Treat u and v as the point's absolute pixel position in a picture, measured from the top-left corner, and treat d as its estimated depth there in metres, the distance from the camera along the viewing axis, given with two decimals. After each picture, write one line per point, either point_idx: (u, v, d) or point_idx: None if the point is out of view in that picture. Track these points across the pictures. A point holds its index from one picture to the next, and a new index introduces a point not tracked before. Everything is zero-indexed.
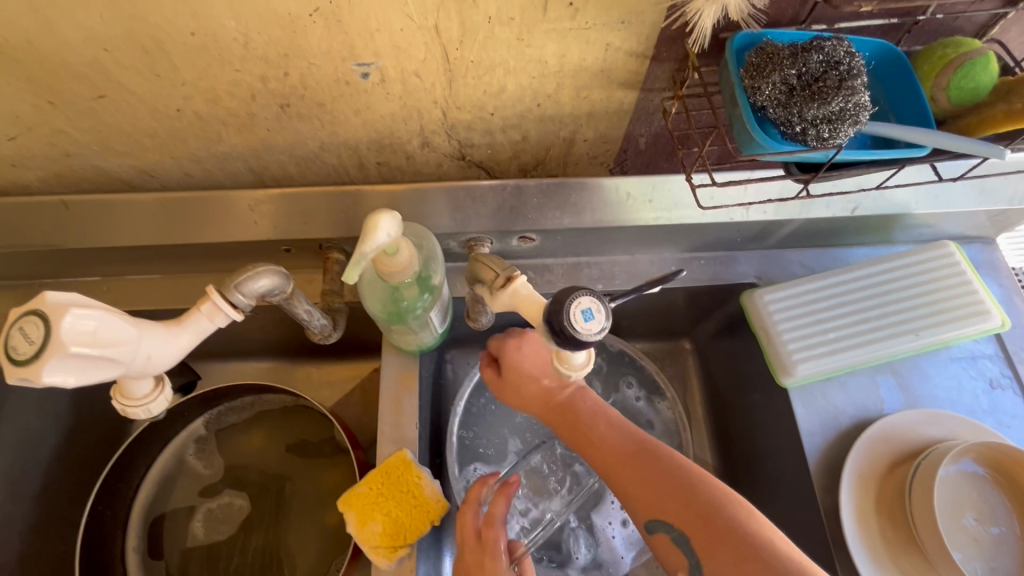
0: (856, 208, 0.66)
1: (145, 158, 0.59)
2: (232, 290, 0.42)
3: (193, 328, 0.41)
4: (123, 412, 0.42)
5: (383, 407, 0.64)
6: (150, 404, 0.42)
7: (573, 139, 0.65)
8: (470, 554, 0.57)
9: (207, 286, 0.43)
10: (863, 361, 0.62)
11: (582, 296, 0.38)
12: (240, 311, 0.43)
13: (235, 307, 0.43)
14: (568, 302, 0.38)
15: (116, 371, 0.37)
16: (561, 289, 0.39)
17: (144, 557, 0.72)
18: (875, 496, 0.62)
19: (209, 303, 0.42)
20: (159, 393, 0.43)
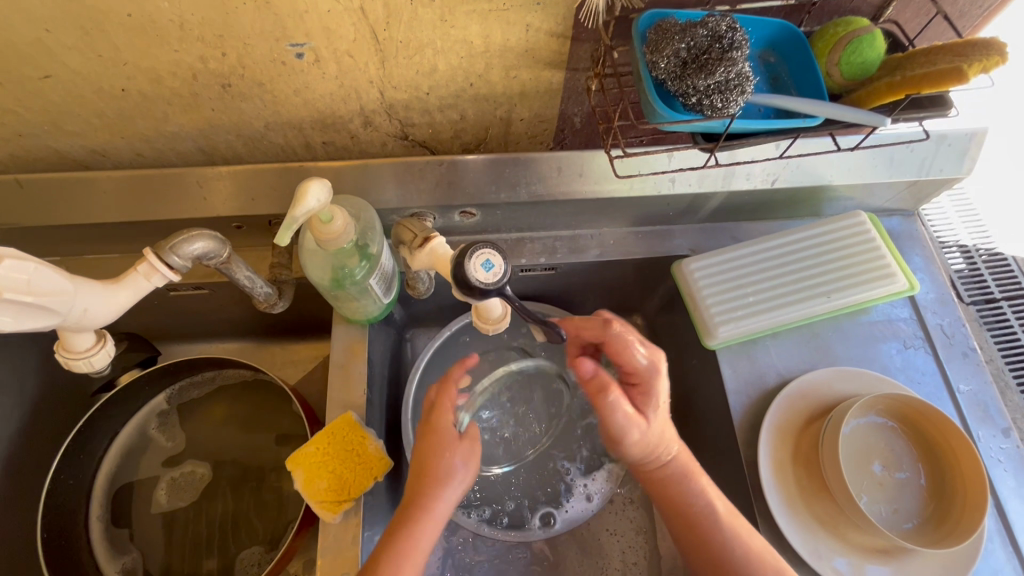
0: (775, 180, 0.70)
1: (97, 139, 0.62)
2: (168, 252, 0.46)
3: (130, 287, 0.45)
4: (65, 363, 0.46)
5: (332, 373, 0.68)
6: (91, 356, 0.46)
7: (509, 118, 0.69)
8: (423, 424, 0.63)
9: (144, 248, 0.46)
10: (779, 323, 0.68)
11: (481, 249, 0.42)
12: (177, 272, 0.47)
13: (172, 269, 0.47)
14: (468, 255, 0.42)
15: (52, 321, 0.41)
16: (463, 244, 0.43)
17: (107, 525, 0.75)
18: (793, 449, 0.67)
19: (145, 264, 0.46)
20: (100, 348, 0.47)
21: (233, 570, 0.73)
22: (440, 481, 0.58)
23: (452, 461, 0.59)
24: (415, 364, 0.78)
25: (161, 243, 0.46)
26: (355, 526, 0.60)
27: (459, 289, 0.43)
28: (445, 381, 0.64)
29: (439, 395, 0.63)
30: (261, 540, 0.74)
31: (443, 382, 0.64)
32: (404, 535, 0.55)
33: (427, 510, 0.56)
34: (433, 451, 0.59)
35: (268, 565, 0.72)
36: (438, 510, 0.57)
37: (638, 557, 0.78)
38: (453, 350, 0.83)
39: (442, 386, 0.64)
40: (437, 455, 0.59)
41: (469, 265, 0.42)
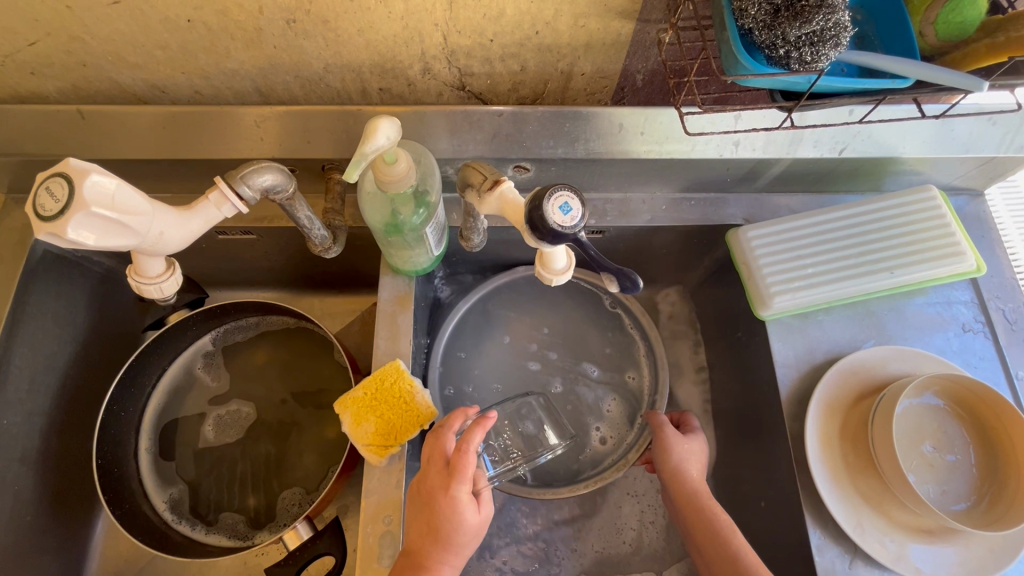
0: (844, 148, 0.67)
1: (157, 72, 0.62)
2: (238, 182, 0.49)
3: (202, 215, 0.49)
4: (137, 287, 0.52)
5: (379, 322, 0.68)
6: (161, 283, 0.52)
7: (570, 72, 0.67)
8: (434, 476, 0.57)
9: (215, 177, 0.49)
10: (837, 296, 0.67)
11: (560, 191, 0.43)
12: (246, 203, 0.50)
13: (241, 200, 0.50)
14: (545, 198, 0.43)
15: (132, 240, 0.45)
16: (541, 187, 0.44)
17: (155, 457, 0.77)
18: (841, 424, 0.66)
19: (217, 192, 0.49)
20: (169, 275, 0.52)
21: (275, 507, 0.75)
22: (446, 522, 0.54)
23: (472, 517, 0.56)
24: (454, 317, 0.79)
25: (232, 173, 0.49)
26: (400, 471, 0.61)
27: (533, 233, 0.44)
28: (441, 432, 0.60)
29: (443, 446, 0.59)
30: (299, 482, 0.76)
31: (437, 434, 0.60)
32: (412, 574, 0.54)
33: (435, 550, 0.54)
34: (457, 508, 0.55)
35: (309, 506, 0.74)
36: (450, 551, 0.55)
37: (660, 523, 0.79)
38: (492, 309, 0.84)
39: (440, 436, 0.60)
40: (461, 512, 0.55)
41: (547, 203, 0.43)
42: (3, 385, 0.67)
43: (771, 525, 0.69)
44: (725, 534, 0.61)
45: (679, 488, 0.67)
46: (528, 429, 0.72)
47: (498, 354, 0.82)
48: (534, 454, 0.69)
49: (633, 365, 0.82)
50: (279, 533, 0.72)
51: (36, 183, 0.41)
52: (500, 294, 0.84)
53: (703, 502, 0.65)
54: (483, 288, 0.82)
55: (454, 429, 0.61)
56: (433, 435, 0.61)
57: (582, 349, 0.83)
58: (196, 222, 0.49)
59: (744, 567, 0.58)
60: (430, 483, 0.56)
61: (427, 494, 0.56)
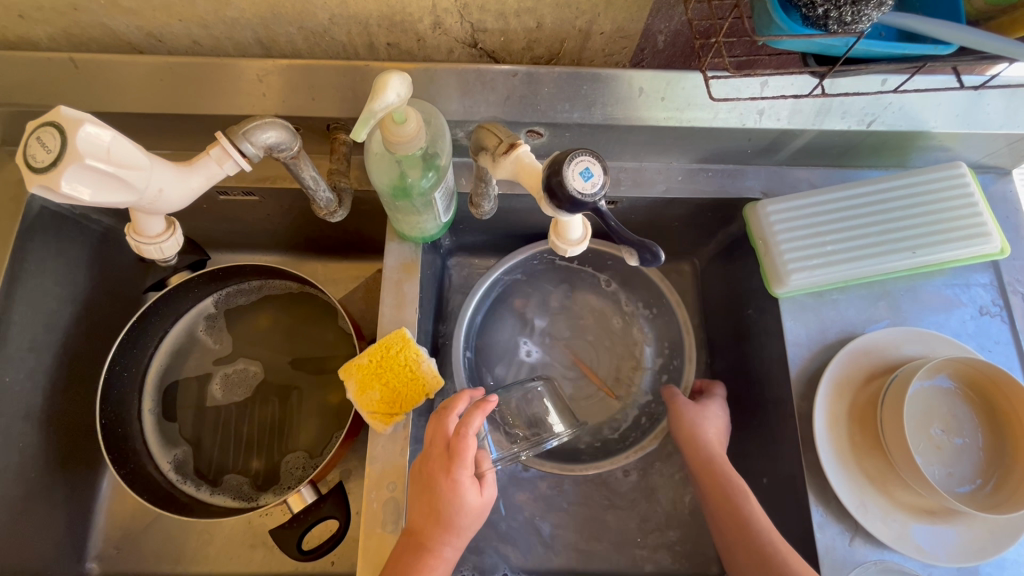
0: (872, 121, 0.64)
1: (153, 19, 0.59)
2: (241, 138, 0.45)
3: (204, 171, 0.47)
4: (137, 248, 0.50)
5: (385, 289, 0.68)
6: (162, 244, 0.49)
7: (588, 31, 0.64)
8: (436, 459, 0.57)
9: (216, 131, 0.46)
10: (854, 276, 0.64)
11: (580, 155, 0.38)
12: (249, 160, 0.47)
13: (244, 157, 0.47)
14: (565, 165, 0.39)
15: (131, 197, 0.43)
16: (560, 150, 0.39)
17: (159, 419, 0.76)
18: (849, 404, 0.65)
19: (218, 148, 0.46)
20: (170, 236, 0.50)
21: (278, 471, 0.75)
22: (449, 507, 0.55)
23: (474, 499, 0.56)
24: (471, 293, 0.77)
25: (234, 128, 0.45)
26: (404, 440, 0.61)
27: (551, 200, 0.41)
28: (444, 414, 0.60)
29: (445, 428, 0.59)
30: (302, 447, 0.76)
31: (439, 416, 0.60)
32: (412, 556, 0.54)
33: (440, 532, 0.55)
34: (459, 491, 0.55)
35: (312, 470, 0.74)
36: (454, 533, 0.55)
37: (663, 495, 0.79)
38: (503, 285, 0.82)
39: (443, 419, 0.59)
40: (462, 494, 0.55)
41: (568, 168, 0.39)
42: (3, 344, 0.66)
43: (774, 501, 0.70)
44: (740, 499, 0.62)
45: (695, 450, 0.68)
46: (525, 416, 0.71)
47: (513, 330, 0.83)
48: (540, 438, 0.68)
49: (647, 339, 0.82)
50: (284, 495, 0.72)
51: (27, 133, 0.39)
52: (527, 266, 0.82)
53: (719, 464, 0.67)
54: (507, 261, 0.79)
55: (457, 412, 0.60)
56: (436, 417, 0.61)
57: (591, 320, 0.84)
58: (197, 179, 0.47)
59: (757, 527, 0.60)
60: (432, 466, 0.56)
61: (429, 477, 0.56)
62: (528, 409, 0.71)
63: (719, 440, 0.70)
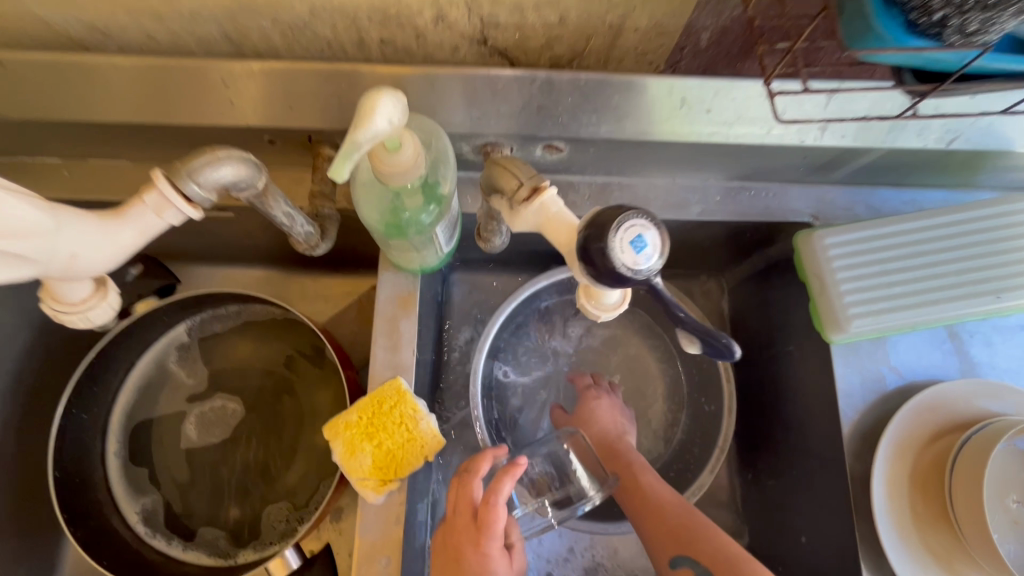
0: (953, 139, 0.55)
1: (95, 10, 0.48)
2: (186, 179, 0.36)
3: (137, 222, 0.37)
4: (58, 315, 0.41)
5: (377, 328, 0.59)
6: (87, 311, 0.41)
7: (620, 27, 0.54)
8: (463, 529, 0.52)
9: (155, 172, 0.36)
10: (925, 321, 0.55)
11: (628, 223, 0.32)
12: (197, 206, 0.38)
13: (190, 202, 0.37)
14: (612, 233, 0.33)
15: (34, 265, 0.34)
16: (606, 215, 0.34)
17: (126, 463, 0.68)
18: (911, 467, 0.57)
19: (156, 193, 0.36)
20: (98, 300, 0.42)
21: (259, 523, 0.67)
22: None
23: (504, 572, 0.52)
24: (491, 324, 0.69)
25: (177, 167, 0.36)
26: (400, 509, 0.53)
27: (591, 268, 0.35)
28: (468, 477, 0.54)
29: (470, 494, 0.53)
30: (288, 497, 0.68)
31: (463, 479, 0.54)
32: None
33: None
34: (488, 566, 0.51)
35: (299, 523, 0.66)
36: None
37: None
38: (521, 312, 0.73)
39: (467, 483, 0.54)
40: (494, 569, 0.51)
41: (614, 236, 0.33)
42: None
43: (816, 567, 0.62)
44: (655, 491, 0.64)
45: (593, 438, 0.69)
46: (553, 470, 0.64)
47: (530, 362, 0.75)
48: (573, 503, 0.62)
49: (676, 376, 0.76)
50: (265, 553, 0.65)
51: None
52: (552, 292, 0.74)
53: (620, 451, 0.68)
54: (530, 288, 0.71)
55: (482, 474, 0.55)
56: (457, 479, 0.55)
57: (616, 355, 0.77)
58: (128, 233, 0.37)
59: (661, 508, 0.63)
60: (459, 538, 0.51)
61: (455, 550, 0.51)
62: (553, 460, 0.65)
63: (620, 428, 0.70)
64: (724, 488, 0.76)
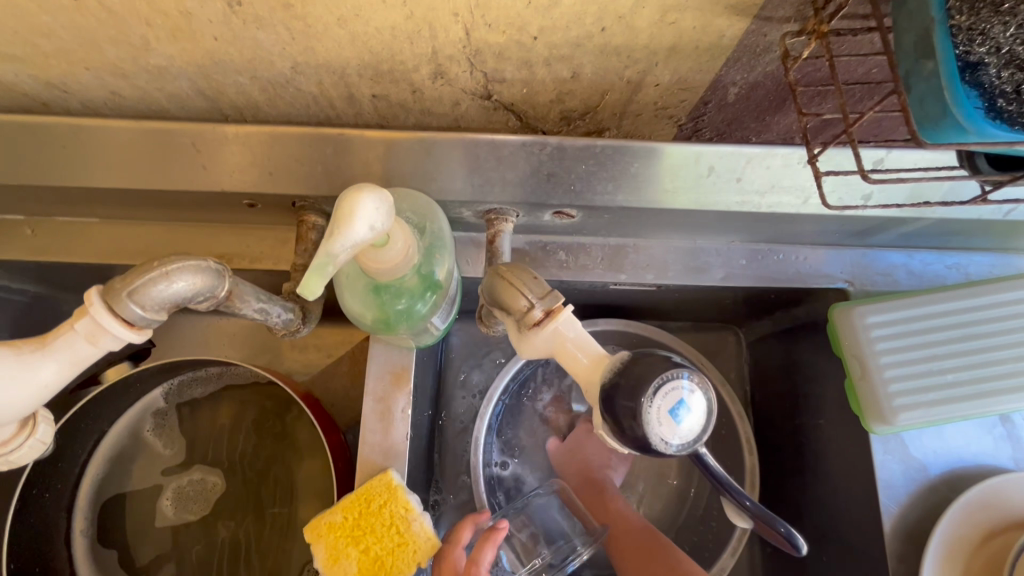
0: (1009, 212, 0.51)
1: (51, 68, 0.43)
2: (125, 300, 0.31)
3: (64, 356, 0.32)
4: None
5: (367, 409, 0.53)
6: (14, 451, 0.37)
7: (640, 82, 0.48)
8: None
9: (88, 293, 0.31)
10: (980, 413, 0.49)
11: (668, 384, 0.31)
12: (141, 329, 0.32)
13: (131, 326, 0.32)
14: (654, 394, 0.31)
15: None
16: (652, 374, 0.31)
17: (93, 543, 0.62)
18: (963, 572, 0.51)
19: (90, 321, 0.31)
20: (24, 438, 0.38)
21: None
22: None
23: None
24: (494, 392, 0.64)
25: (116, 285, 0.31)
26: None
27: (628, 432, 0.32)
28: (447, 548, 0.53)
29: (452, 564, 0.52)
30: None
31: (443, 551, 0.53)
32: None
33: None
34: None
35: None
36: None
37: None
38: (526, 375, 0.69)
39: (447, 554, 0.52)
40: None
41: (649, 401, 0.31)
42: None
43: None
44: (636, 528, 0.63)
45: (573, 467, 0.69)
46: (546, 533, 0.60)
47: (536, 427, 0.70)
48: (563, 563, 0.58)
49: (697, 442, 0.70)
50: None
51: None
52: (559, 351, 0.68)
53: (595, 478, 0.68)
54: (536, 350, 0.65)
55: (463, 543, 0.53)
56: (438, 553, 0.54)
57: None
58: (51, 370, 0.32)
59: (620, 529, 0.64)
60: None
61: None
62: (548, 523, 0.61)
63: (601, 461, 0.69)
64: (744, 566, 0.70)
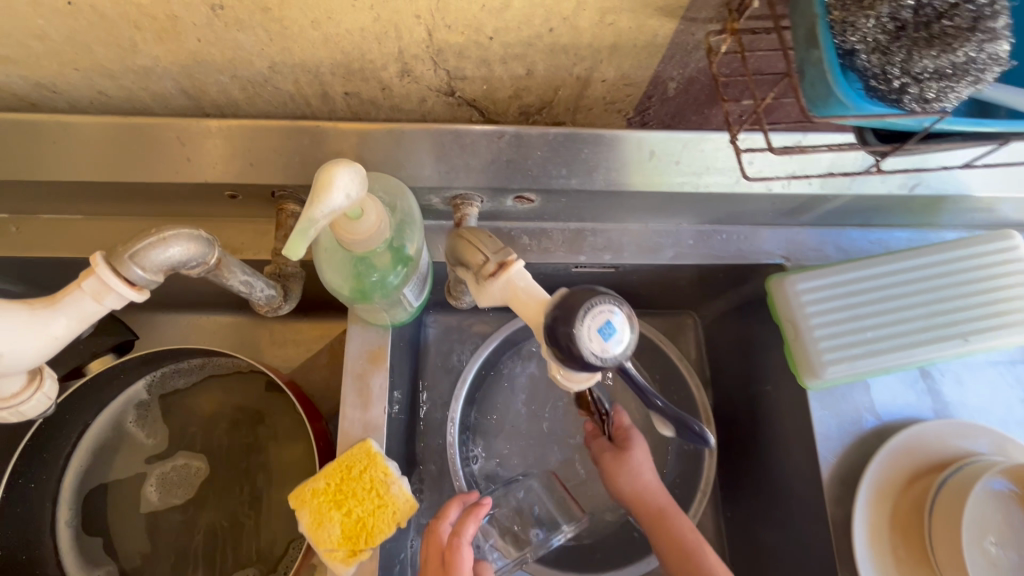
0: (915, 186, 0.57)
1: (42, 68, 0.46)
2: (126, 262, 0.34)
3: (72, 312, 0.35)
4: None
5: (346, 385, 0.57)
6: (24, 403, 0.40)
7: (588, 78, 0.54)
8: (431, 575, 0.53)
9: (91, 254, 0.34)
10: (898, 365, 0.55)
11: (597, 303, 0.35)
12: (139, 289, 0.36)
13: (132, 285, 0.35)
14: (581, 312, 0.35)
15: None
16: (578, 295, 0.36)
17: (78, 532, 0.64)
18: (891, 511, 0.57)
19: (94, 279, 0.35)
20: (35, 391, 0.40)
21: None
22: None
23: None
24: (468, 374, 0.69)
25: (118, 249, 0.34)
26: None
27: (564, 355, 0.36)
28: (435, 524, 0.57)
29: (438, 539, 0.56)
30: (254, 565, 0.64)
31: (431, 527, 0.57)
32: None
33: None
34: None
35: None
36: None
37: None
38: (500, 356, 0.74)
39: (434, 529, 0.56)
40: None
41: (582, 322, 0.35)
42: None
43: None
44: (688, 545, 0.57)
45: (624, 484, 0.63)
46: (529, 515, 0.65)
47: (510, 406, 0.74)
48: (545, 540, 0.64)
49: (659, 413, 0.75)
50: None
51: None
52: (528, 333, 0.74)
53: (648, 494, 0.62)
54: (509, 330, 0.72)
55: (449, 519, 0.57)
56: (428, 530, 0.57)
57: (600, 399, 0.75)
58: (60, 324, 0.35)
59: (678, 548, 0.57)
60: None
61: None
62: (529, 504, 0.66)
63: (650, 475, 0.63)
64: (709, 530, 0.74)
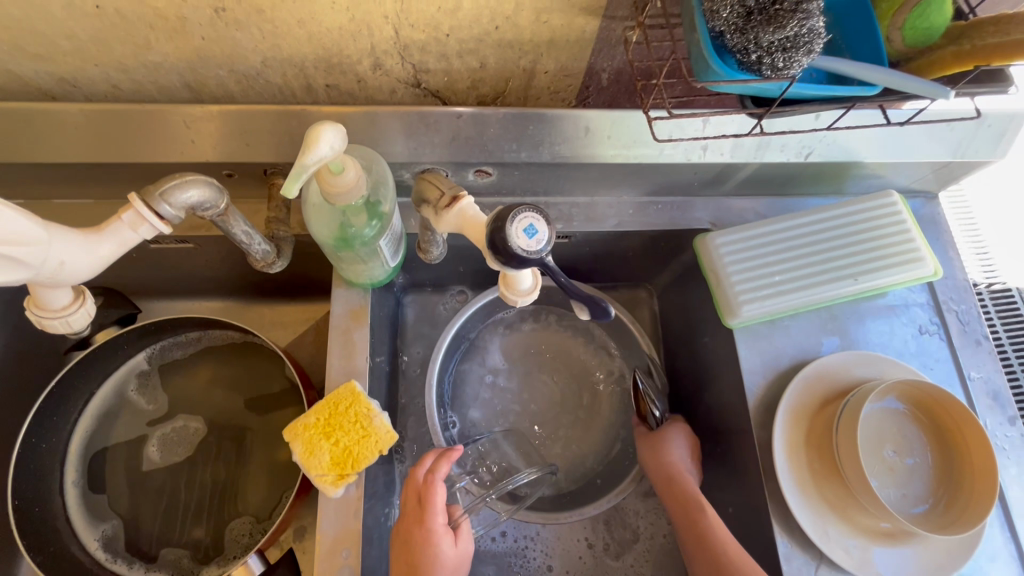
0: (809, 153, 0.67)
1: (66, 64, 0.55)
2: (158, 200, 0.44)
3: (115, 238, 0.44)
4: (42, 320, 0.48)
5: (332, 339, 0.64)
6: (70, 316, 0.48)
7: (533, 70, 0.64)
8: (410, 512, 0.59)
9: (130, 193, 0.44)
10: (802, 304, 0.65)
11: (523, 213, 0.45)
12: (167, 222, 0.45)
13: (161, 218, 0.45)
14: (509, 219, 0.44)
15: (27, 273, 0.40)
16: (505, 210, 0.45)
17: (85, 490, 0.70)
18: (806, 431, 0.66)
19: (132, 211, 0.44)
20: (79, 307, 0.48)
21: (222, 540, 0.69)
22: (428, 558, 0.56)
23: (449, 549, 0.57)
24: (442, 341, 0.76)
25: (151, 189, 0.44)
26: (357, 501, 0.58)
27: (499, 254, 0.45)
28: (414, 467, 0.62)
29: (415, 480, 0.61)
30: (249, 514, 0.70)
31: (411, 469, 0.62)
32: None
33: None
34: (433, 540, 0.57)
35: (260, 536, 0.68)
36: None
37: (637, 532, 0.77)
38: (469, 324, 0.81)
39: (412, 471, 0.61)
40: (438, 544, 0.56)
41: (510, 225, 0.44)
42: None
43: (739, 529, 0.71)
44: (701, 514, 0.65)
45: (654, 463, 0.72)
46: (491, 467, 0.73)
47: (480, 370, 0.82)
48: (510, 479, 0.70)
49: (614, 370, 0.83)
50: (229, 568, 0.67)
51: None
52: (495, 303, 0.82)
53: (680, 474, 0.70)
54: (478, 304, 0.78)
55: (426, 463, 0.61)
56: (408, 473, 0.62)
57: (563, 360, 0.84)
58: (107, 246, 0.44)
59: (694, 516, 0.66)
60: (407, 521, 0.58)
61: (406, 532, 0.58)
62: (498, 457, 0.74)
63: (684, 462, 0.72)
64: None
